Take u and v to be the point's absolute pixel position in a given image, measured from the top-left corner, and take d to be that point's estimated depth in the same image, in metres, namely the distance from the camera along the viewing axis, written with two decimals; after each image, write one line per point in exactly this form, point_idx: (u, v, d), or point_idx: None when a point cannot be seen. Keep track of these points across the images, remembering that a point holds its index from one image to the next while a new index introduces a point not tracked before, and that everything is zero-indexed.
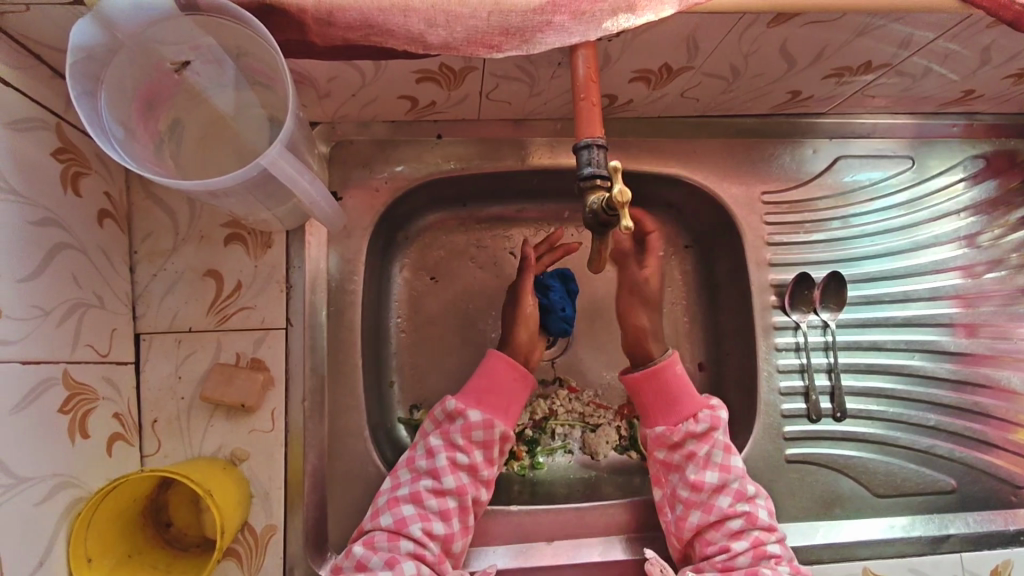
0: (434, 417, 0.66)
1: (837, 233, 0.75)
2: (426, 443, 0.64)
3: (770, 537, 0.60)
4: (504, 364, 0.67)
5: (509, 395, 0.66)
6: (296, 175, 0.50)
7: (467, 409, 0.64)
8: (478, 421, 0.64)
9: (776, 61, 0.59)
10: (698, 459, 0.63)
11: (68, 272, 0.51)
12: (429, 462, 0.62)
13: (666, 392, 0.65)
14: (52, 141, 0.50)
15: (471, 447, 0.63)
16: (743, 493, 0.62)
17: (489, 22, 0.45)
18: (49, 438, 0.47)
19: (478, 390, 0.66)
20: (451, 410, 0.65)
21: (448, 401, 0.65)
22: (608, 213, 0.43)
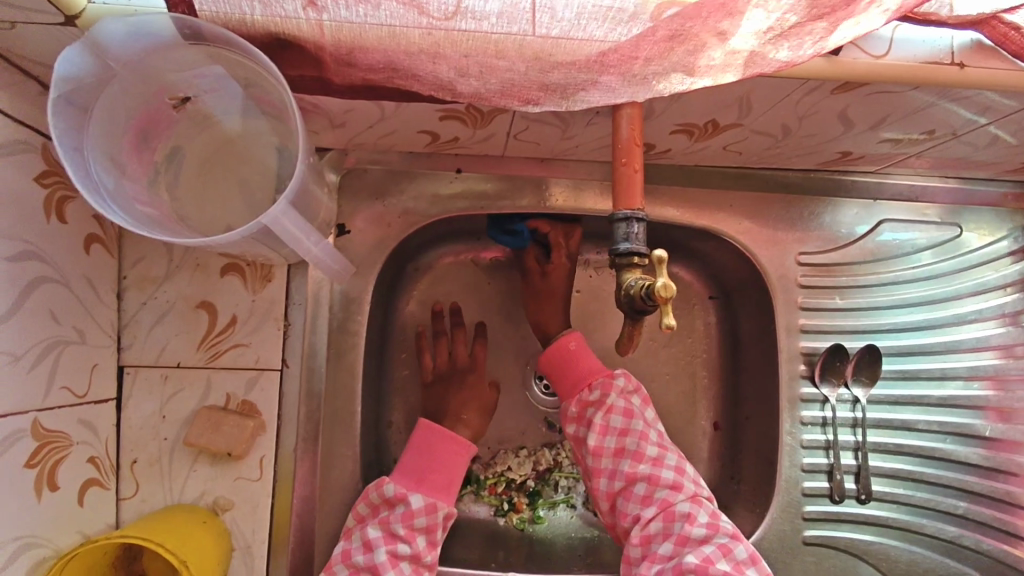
0: (370, 500, 0.60)
1: (874, 300, 0.70)
2: (363, 533, 0.58)
3: (701, 551, 0.57)
4: (436, 434, 0.64)
5: (450, 470, 0.63)
6: (300, 235, 0.46)
7: (408, 495, 0.60)
8: (420, 506, 0.60)
9: (832, 123, 0.54)
10: (620, 473, 0.62)
11: (46, 309, 0.46)
12: (367, 558, 0.56)
13: (569, 360, 0.67)
14: (36, 166, 0.46)
15: (413, 535, 0.59)
16: (672, 508, 0.60)
17: (527, 76, 0.40)
18: (12, 497, 0.42)
19: (418, 469, 0.62)
20: (390, 495, 0.59)
21: (387, 484, 0.60)
22: (646, 301, 0.39)
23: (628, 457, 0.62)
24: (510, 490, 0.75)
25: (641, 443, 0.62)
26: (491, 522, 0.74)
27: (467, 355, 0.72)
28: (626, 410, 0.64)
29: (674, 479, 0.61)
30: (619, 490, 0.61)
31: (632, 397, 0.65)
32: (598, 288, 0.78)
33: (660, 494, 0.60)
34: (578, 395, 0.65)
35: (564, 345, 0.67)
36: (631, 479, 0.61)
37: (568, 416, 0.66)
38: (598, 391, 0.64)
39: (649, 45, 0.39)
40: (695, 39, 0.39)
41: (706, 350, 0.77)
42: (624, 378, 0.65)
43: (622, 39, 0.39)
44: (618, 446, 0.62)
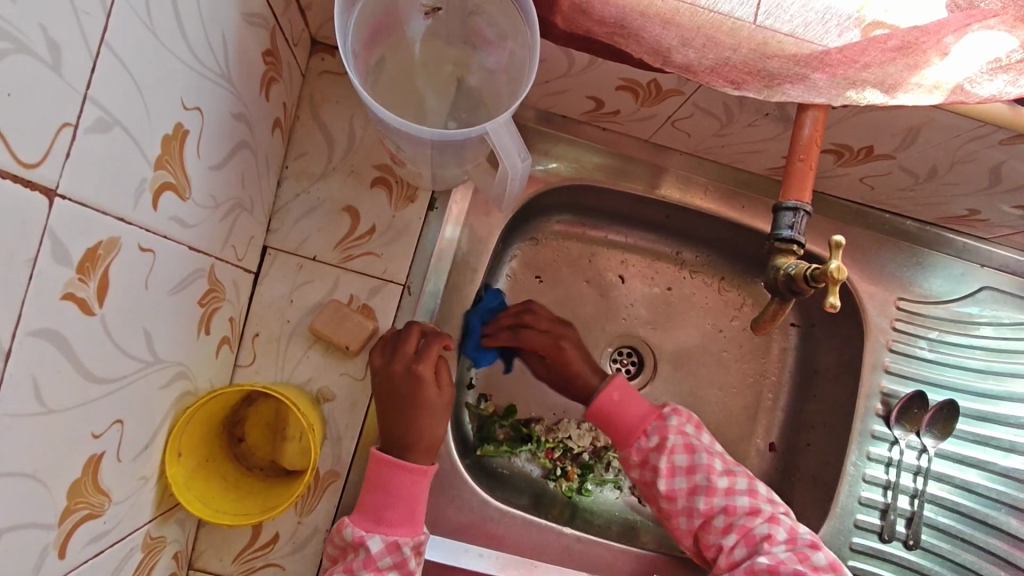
0: (332, 546, 0.57)
1: (956, 358, 0.73)
2: None
3: (780, 565, 0.57)
4: (388, 464, 0.56)
5: (411, 501, 0.57)
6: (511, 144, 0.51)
7: (366, 539, 0.55)
8: (381, 549, 0.55)
9: (979, 178, 0.57)
10: (696, 510, 0.61)
11: (239, 171, 0.50)
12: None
13: (614, 416, 0.65)
14: (266, 42, 0.50)
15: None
16: (752, 533, 0.59)
17: (743, 58, 0.44)
18: (187, 327, 0.46)
19: (374, 507, 0.56)
20: (349, 539, 0.55)
21: (343, 528, 0.56)
22: (804, 283, 0.42)
23: (701, 493, 0.62)
24: (564, 459, 0.77)
25: (710, 477, 0.62)
26: (541, 484, 0.77)
27: (411, 352, 0.58)
28: (686, 445, 0.63)
29: (750, 503, 0.61)
30: (700, 526, 0.61)
31: (687, 430, 0.64)
32: (688, 290, 0.80)
33: (738, 521, 0.60)
34: (636, 444, 0.64)
35: (607, 398, 0.65)
36: (707, 514, 0.61)
37: (630, 463, 0.64)
38: (655, 435, 0.63)
39: (874, 52, 0.43)
40: (921, 54, 0.42)
41: (780, 374, 0.78)
42: (675, 416, 0.64)
43: (849, 42, 0.43)
44: (688, 484, 0.62)
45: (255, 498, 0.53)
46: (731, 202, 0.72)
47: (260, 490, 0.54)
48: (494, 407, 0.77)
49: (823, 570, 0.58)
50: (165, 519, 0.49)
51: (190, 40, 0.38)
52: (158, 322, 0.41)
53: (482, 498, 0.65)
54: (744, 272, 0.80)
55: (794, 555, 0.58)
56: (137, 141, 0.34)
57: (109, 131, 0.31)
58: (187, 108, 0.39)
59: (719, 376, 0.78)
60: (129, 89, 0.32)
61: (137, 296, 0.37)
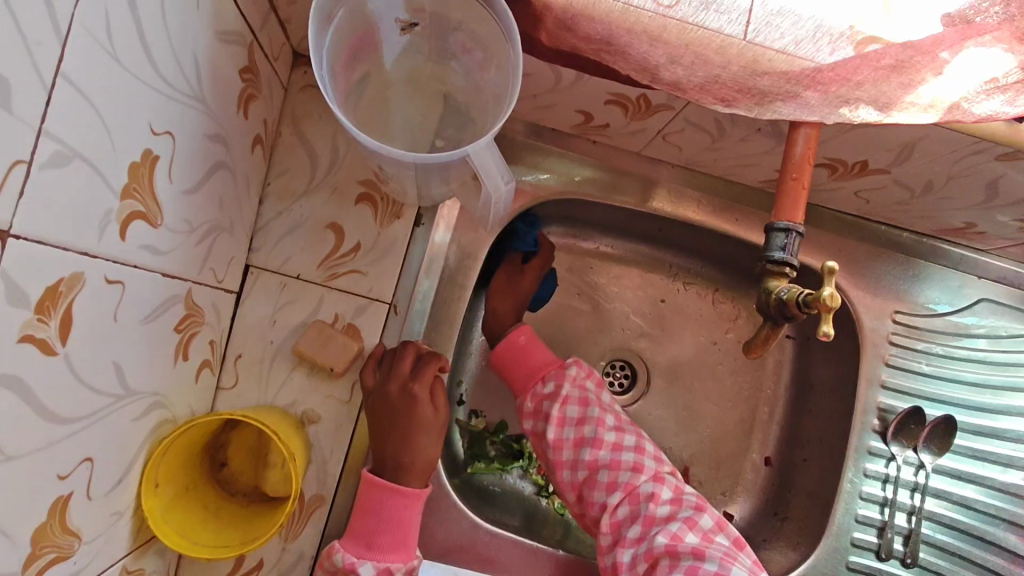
0: (319, 571, 0.55)
1: (952, 371, 0.72)
2: None
3: (669, 530, 0.57)
4: (384, 488, 0.56)
5: (405, 527, 0.57)
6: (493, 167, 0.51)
7: (358, 564, 0.54)
8: (372, 574, 0.55)
9: (976, 192, 0.56)
10: (581, 461, 0.61)
11: (215, 192, 0.49)
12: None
13: (521, 355, 0.67)
14: (243, 59, 0.49)
15: None
16: (637, 490, 0.59)
17: (732, 76, 0.42)
18: (162, 356, 0.45)
19: (366, 532, 0.56)
20: (340, 564, 0.54)
21: (334, 553, 0.55)
22: (797, 309, 0.41)
23: (603, 467, 0.61)
24: None
25: (598, 430, 0.62)
26: (533, 501, 0.75)
27: (407, 372, 0.58)
28: (580, 399, 0.63)
29: (634, 460, 0.61)
30: (584, 479, 0.61)
31: (585, 384, 0.64)
32: (682, 303, 0.79)
33: (624, 478, 0.60)
34: (533, 390, 0.65)
35: (513, 342, 0.67)
36: (592, 468, 0.61)
37: (525, 411, 0.65)
38: (552, 383, 0.64)
39: (866, 71, 0.41)
40: (916, 72, 0.41)
41: (774, 387, 0.77)
42: (576, 367, 0.65)
43: (842, 60, 0.42)
44: (576, 436, 0.62)
45: (237, 527, 0.51)
46: (724, 214, 0.70)
47: (241, 517, 0.53)
48: (485, 423, 0.75)
49: (711, 535, 0.58)
50: (142, 551, 0.47)
51: (158, 63, 0.36)
52: (129, 353, 0.39)
53: (472, 520, 0.64)
54: (737, 284, 0.78)
55: (683, 524, 0.58)
56: (100, 172, 0.33)
57: (68, 164, 0.30)
58: (156, 133, 0.38)
59: (713, 391, 0.77)
60: (89, 119, 0.31)
61: (105, 329, 0.36)
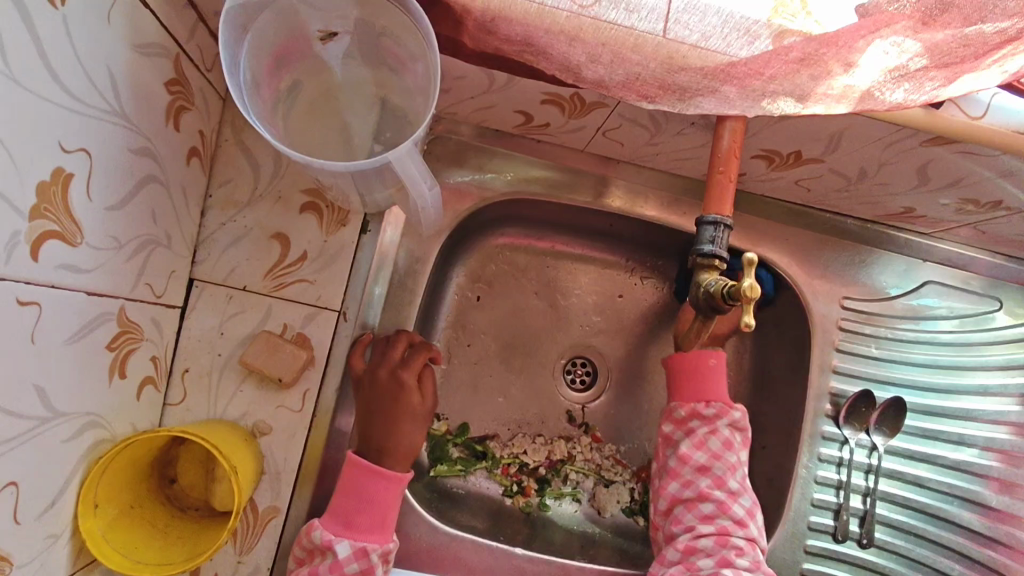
0: (299, 549, 0.56)
1: (905, 355, 0.73)
2: None
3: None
4: (367, 469, 0.57)
5: (383, 508, 0.57)
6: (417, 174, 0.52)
7: (335, 542, 0.55)
8: (350, 554, 0.55)
9: (909, 178, 0.57)
10: (693, 485, 0.61)
11: (147, 207, 0.48)
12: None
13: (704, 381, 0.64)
14: (168, 72, 0.48)
15: None
16: (727, 534, 0.59)
17: (653, 73, 0.43)
18: (93, 374, 0.45)
19: (346, 510, 0.56)
20: (318, 541, 0.55)
21: (314, 529, 0.55)
22: (725, 300, 0.41)
23: (710, 506, 0.60)
24: (521, 474, 0.76)
25: (728, 472, 0.61)
26: (498, 501, 0.75)
27: (396, 359, 0.61)
28: (719, 446, 0.62)
29: (738, 485, 0.62)
30: (687, 498, 0.61)
31: (735, 436, 0.63)
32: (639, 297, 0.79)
33: (722, 520, 0.60)
34: (693, 403, 0.64)
35: (698, 359, 0.64)
36: (701, 496, 0.61)
37: (672, 414, 0.65)
38: (715, 410, 0.63)
39: (778, 65, 0.42)
40: (823, 66, 0.42)
41: (733, 377, 0.78)
42: (740, 414, 0.64)
43: (755, 53, 0.41)
44: (705, 463, 0.62)
45: (184, 543, 0.51)
46: (673, 208, 0.71)
47: (190, 533, 0.52)
48: (448, 425, 0.75)
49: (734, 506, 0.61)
50: (85, 573, 0.47)
51: (64, 81, 0.36)
52: (51, 374, 0.39)
53: (432, 524, 0.64)
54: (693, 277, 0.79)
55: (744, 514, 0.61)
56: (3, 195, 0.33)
57: None
58: (68, 150, 0.38)
59: None
60: None
61: (20, 351, 0.36)
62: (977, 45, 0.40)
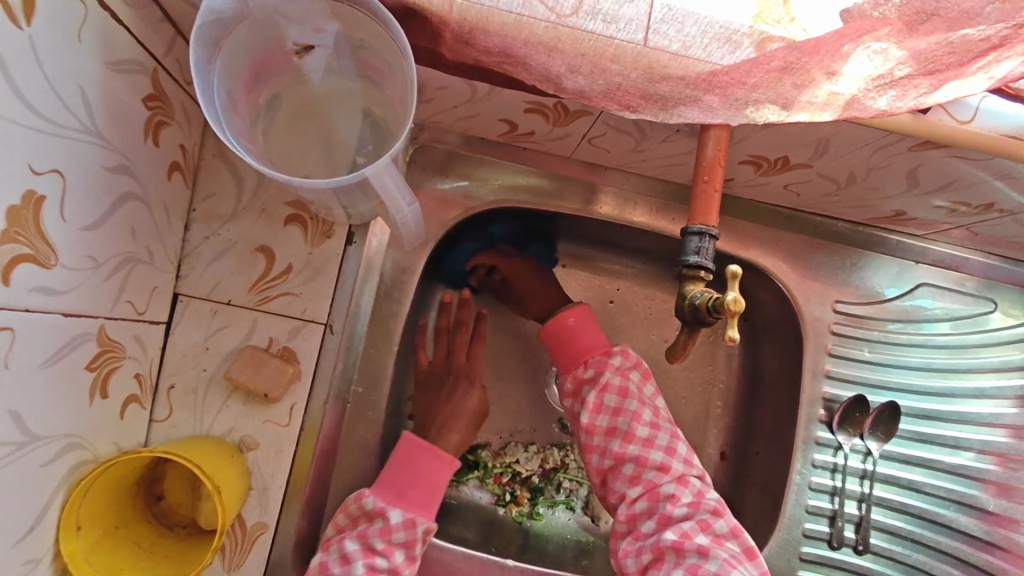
0: (350, 512, 0.58)
1: (899, 358, 0.73)
2: (340, 546, 0.55)
3: (680, 529, 0.57)
4: (422, 448, 0.61)
5: (432, 485, 0.60)
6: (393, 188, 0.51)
7: (387, 509, 0.57)
8: (400, 523, 0.57)
9: (898, 181, 0.56)
10: (610, 451, 0.62)
11: (127, 224, 0.48)
12: (345, 570, 0.53)
13: (566, 336, 0.68)
14: (145, 88, 0.48)
15: (390, 552, 0.56)
16: (657, 489, 0.60)
17: (634, 83, 0.42)
18: (72, 396, 0.44)
19: (398, 480, 0.59)
20: (370, 507, 0.57)
21: (366, 496, 0.58)
22: (710, 313, 0.41)
23: (630, 463, 0.61)
24: (514, 483, 0.75)
25: (632, 422, 0.62)
26: (491, 511, 0.74)
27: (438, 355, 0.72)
28: (620, 390, 0.64)
29: (647, 434, 0.62)
30: (610, 467, 0.63)
31: (628, 373, 0.65)
32: (629, 302, 0.79)
33: (647, 475, 0.60)
34: (574, 372, 0.66)
35: (561, 322, 0.69)
36: (619, 458, 0.62)
37: (566, 392, 0.68)
38: (593, 369, 0.65)
39: (760, 74, 0.41)
40: (806, 74, 0.41)
41: (726, 382, 0.78)
42: (620, 357, 0.65)
43: (741, 60, 0.41)
44: (609, 426, 0.63)
45: (169, 563, 0.50)
46: (662, 213, 0.70)
47: (176, 551, 0.52)
48: None
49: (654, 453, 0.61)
50: None
51: (32, 103, 0.36)
52: (26, 399, 0.39)
53: None
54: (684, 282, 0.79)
55: (662, 460, 0.61)
56: None
57: None
58: (38, 172, 0.37)
59: (665, 391, 0.77)
60: None
61: None
62: (962, 52, 0.39)
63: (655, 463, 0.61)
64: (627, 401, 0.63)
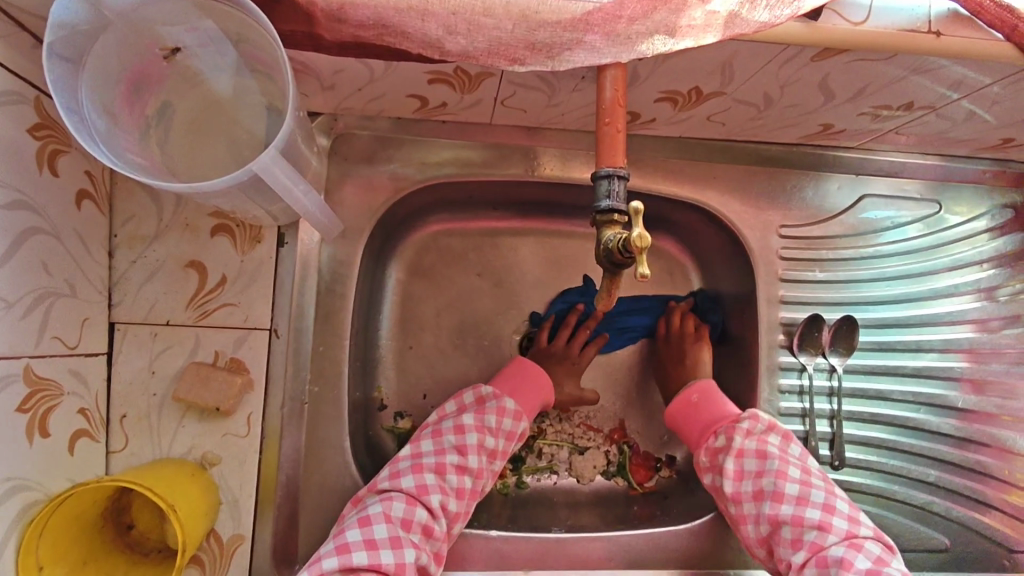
0: (462, 399, 0.68)
1: (853, 273, 0.73)
2: (457, 420, 0.65)
3: None
4: (527, 366, 0.72)
5: (529, 394, 0.70)
6: (290, 184, 0.50)
7: (503, 396, 0.68)
8: (511, 410, 0.68)
9: (815, 94, 0.55)
10: (764, 516, 0.60)
11: (38, 259, 0.47)
12: (457, 438, 0.64)
13: (692, 414, 0.69)
14: (28, 117, 0.46)
15: (497, 433, 0.66)
16: (824, 552, 0.56)
17: (513, 34, 0.43)
18: (6, 440, 0.44)
19: (511, 381, 0.70)
20: (484, 394, 0.68)
21: (482, 386, 0.68)
22: (623, 254, 0.40)
23: (787, 524, 0.59)
24: None
25: (778, 483, 0.60)
26: None
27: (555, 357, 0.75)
28: (758, 452, 0.63)
29: (799, 491, 0.60)
30: (769, 535, 0.60)
31: (763, 438, 0.63)
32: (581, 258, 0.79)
33: (809, 536, 0.58)
34: (706, 443, 0.66)
35: (684, 400, 0.70)
36: (775, 523, 0.59)
37: (701, 466, 0.66)
38: (724, 437, 0.65)
39: (633, 6, 0.42)
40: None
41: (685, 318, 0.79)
42: (749, 419, 0.64)
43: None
44: (756, 488, 0.61)
45: None
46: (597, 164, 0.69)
47: (151, 575, 0.52)
48: (413, 421, 0.74)
49: (807, 507, 0.59)
50: None
51: None
52: None
53: None
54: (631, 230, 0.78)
55: (819, 520, 0.58)
56: None
57: None
58: None
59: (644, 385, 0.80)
60: None
61: None
62: None
63: (815, 516, 0.58)
64: (778, 463, 0.62)
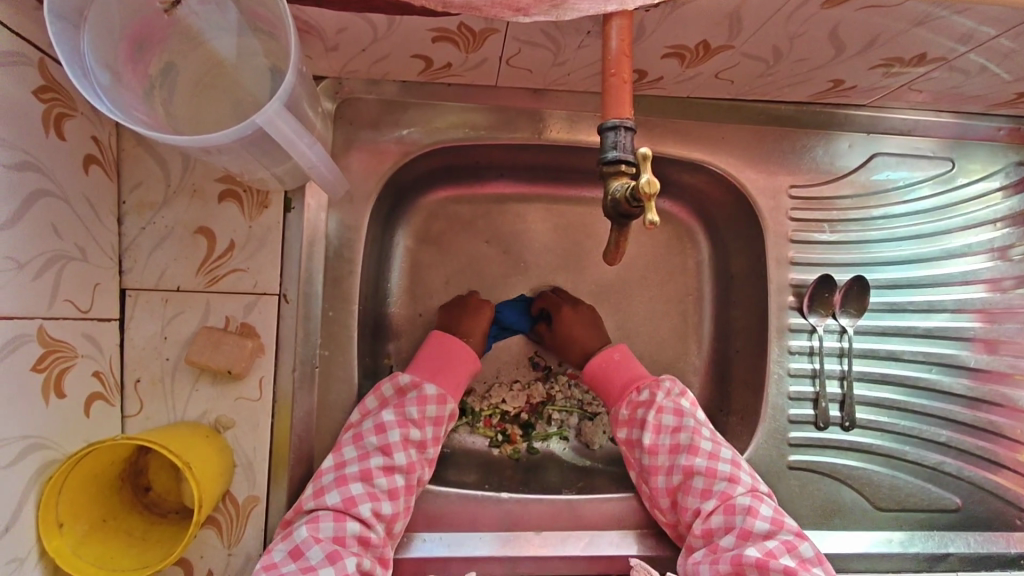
0: (382, 392, 0.63)
1: (865, 234, 0.72)
2: (377, 418, 0.61)
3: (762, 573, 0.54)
4: (450, 343, 0.67)
5: (456, 372, 0.66)
6: (295, 137, 0.49)
7: (423, 383, 0.64)
8: (434, 396, 0.64)
9: (824, 47, 0.54)
10: (689, 474, 0.62)
11: (47, 222, 0.47)
12: (380, 438, 0.60)
13: (609, 373, 0.69)
14: (33, 79, 0.46)
15: (423, 422, 0.62)
16: (741, 525, 0.58)
17: None
18: (22, 398, 0.45)
19: (432, 364, 0.66)
20: (404, 385, 0.64)
21: (402, 376, 0.64)
22: (632, 204, 0.40)
23: (713, 486, 0.61)
24: (504, 423, 0.76)
25: (714, 452, 0.62)
26: (485, 453, 0.75)
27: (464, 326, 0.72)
28: (697, 419, 0.64)
29: (731, 466, 0.62)
30: (688, 490, 0.61)
31: (690, 406, 0.66)
32: (589, 223, 0.79)
33: (725, 502, 0.59)
34: (627, 399, 0.67)
35: (607, 355, 0.70)
36: (692, 480, 0.61)
37: (620, 420, 0.67)
38: (648, 393, 0.66)
39: None
40: None
41: (694, 283, 0.78)
42: (667, 382, 0.67)
43: None
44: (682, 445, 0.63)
45: (162, 546, 0.51)
46: None
47: (168, 534, 0.53)
48: None
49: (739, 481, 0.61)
50: None
51: None
52: None
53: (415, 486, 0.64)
54: None
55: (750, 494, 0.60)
56: None
57: None
58: None
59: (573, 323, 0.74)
60: None
61: None
62: None
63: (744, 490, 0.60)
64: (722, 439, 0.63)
